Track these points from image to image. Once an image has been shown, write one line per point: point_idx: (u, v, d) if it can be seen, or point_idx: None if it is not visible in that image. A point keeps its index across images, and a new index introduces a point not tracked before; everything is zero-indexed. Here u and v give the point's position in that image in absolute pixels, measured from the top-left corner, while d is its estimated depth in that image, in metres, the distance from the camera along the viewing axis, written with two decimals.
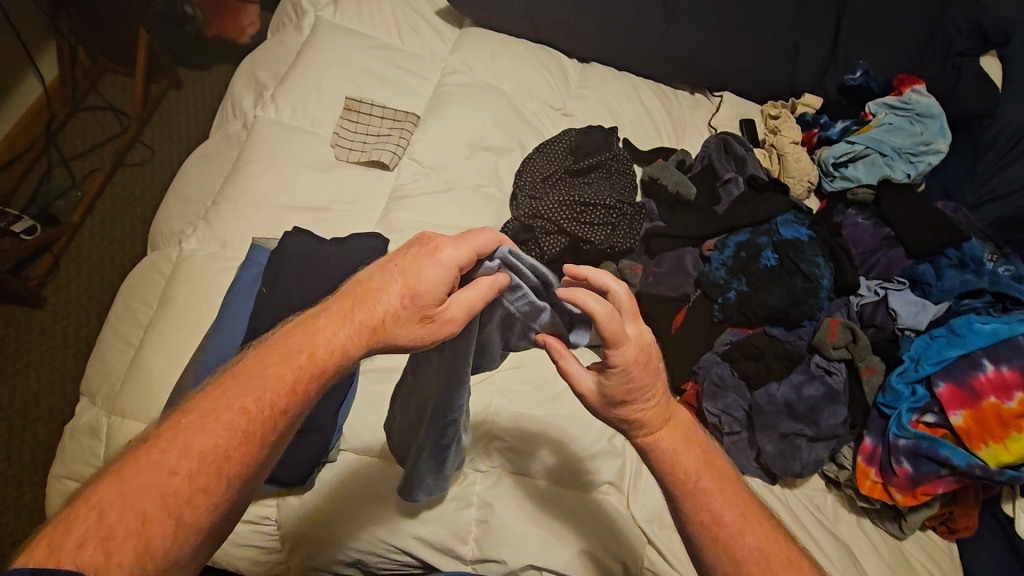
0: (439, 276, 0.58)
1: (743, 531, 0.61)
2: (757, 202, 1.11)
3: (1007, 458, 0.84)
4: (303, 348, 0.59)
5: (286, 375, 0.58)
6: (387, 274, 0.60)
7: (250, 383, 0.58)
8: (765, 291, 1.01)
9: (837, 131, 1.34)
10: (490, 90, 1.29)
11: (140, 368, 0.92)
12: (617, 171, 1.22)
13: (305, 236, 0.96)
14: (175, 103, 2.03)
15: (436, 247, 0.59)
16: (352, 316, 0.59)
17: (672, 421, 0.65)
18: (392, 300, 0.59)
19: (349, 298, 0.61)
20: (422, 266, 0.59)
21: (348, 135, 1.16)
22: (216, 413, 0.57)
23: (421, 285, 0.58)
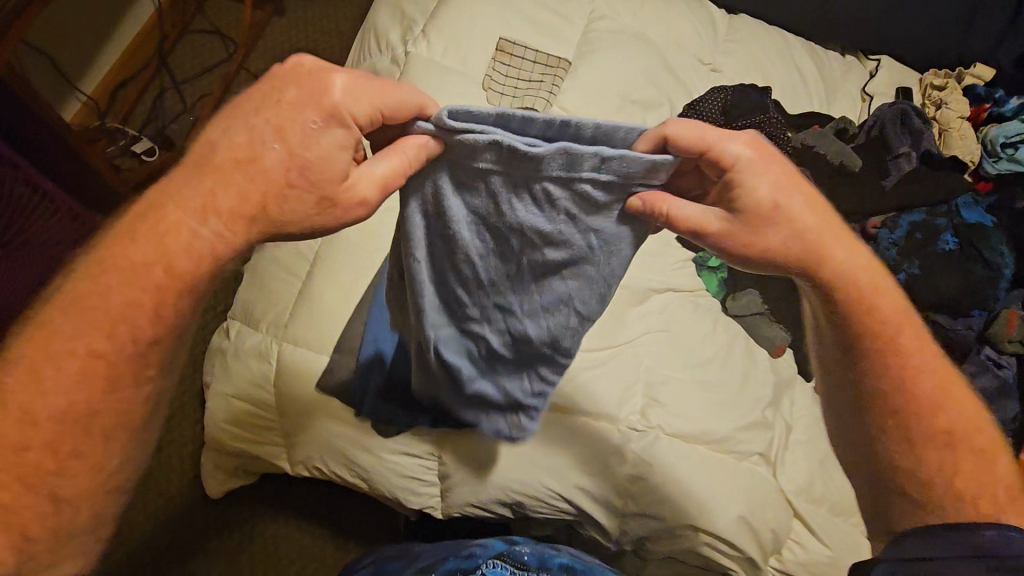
0: (307, 127, 0.52)
1: (938, 411, 0.61)
2: (931, 181, 1.05)
3: None
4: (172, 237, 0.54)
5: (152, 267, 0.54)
6: (242, 130, 0.54)
7: (77, 314, 0.53)
8: (938, 276, 0.97)
9: (1012, 107, 1.23)
10: (640, 40, 1.22)
11: (310, 298, 0.95)
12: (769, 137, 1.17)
13: None
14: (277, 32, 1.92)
15: (278, 93, 0.53)
16: (212, 202, 0.53)
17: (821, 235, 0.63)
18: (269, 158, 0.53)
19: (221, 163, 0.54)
20: (291, 117, 0.53)
21: (500, 78, 1.12)
22: (60, 344, 0.53)
23: (295, 139, 0.53)
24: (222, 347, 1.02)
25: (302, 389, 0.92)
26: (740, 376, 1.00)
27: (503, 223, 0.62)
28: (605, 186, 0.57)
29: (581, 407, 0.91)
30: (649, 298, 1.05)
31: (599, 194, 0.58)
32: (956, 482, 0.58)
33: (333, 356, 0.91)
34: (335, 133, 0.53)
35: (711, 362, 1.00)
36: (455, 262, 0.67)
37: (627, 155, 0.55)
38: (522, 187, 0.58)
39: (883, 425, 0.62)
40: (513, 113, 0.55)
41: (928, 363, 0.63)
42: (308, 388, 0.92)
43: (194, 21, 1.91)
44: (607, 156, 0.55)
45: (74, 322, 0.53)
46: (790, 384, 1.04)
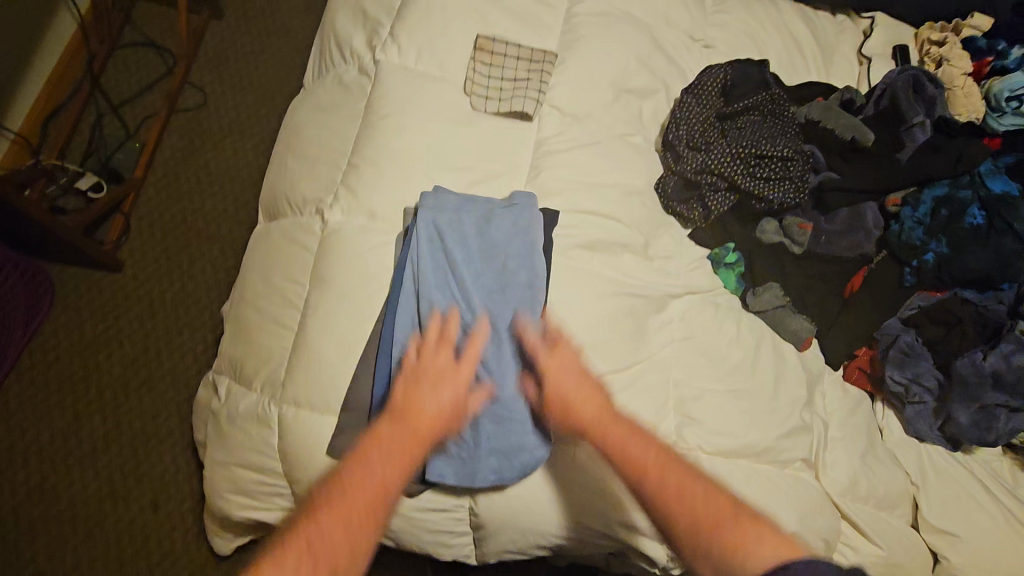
0: (457, 375, 0.70)
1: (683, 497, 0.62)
2: (950, 149, 0.99)
3: None
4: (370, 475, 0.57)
5: (369, 507, 0.55)
6: (427, 397, 0.67)
7: (362, 475, 0.57)
8: (969, 253, 0.93)
9: (1014, 59, 1.17)
10: (627, 22, 1.13)
11: (304, 354, 0.84)
12: (775, 113, 1.09)
13: (455, 196, 0.88)
14: (220, 37, 1.74)
15: (447, 376, 0.70)
16: (419, 434, 0.63)
17: (559, 354, 0.76)
18: (431, 408, 0.66)
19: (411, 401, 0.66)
20: (459, 382, 0.70)
21: (483, 80, 1.02)
22: (363, 490, 0.56)
23: (453, 387, 0.69)
24: (215, 412, 0.93)
25: (307, 458, 0.82)
26: (772, 379, 0.94)
27: (446, 243, 0.84)
28: (504, 206, 0.88)
29: None
30: (668, 303, 0.97)
31: (508, 217, 0.86)
32: (706, 535, 0.60)
33: (339, 416, 0.81)
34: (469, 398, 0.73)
35: (741, 367, 0.94)
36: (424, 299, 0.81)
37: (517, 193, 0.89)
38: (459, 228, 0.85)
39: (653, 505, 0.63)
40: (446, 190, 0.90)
41: (638, 438, 0.67)
42: (315, 454, 0.82)
43: (124, 34, 1.71)
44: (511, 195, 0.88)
45: (374, 465, 0.58)
46: (822, 377, 0.99)
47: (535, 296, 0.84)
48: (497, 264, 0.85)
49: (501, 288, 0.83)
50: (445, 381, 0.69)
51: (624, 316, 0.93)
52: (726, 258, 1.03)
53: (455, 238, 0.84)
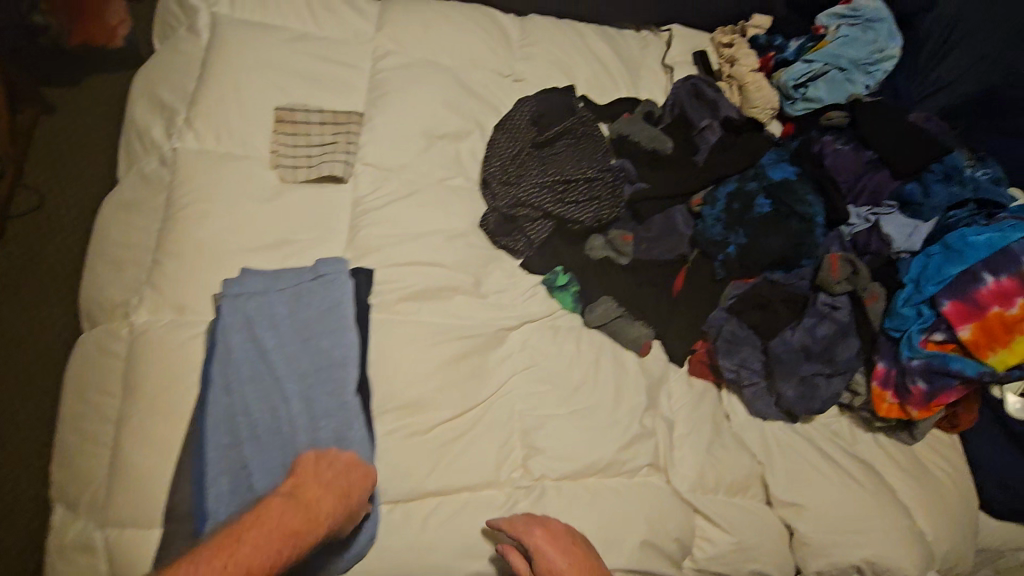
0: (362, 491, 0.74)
1: None
2: (736, 147, 1.07)
3: (1014, 361, 0.85)
4: (238, 555, 0.60)
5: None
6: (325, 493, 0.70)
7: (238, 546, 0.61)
8: (764, 240, 0.98)
9: (792, 51, 1.28)
10: (432, 70, 1.16)
11: (120, 469, 0.80)
12: (583, 137, 1.15)
13: (259, 274, 0.88)
14: (54, 132, 1.66)
15: (360, 478, 0.74)
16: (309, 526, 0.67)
17: (549, 529, 0.79)
18: (326, 508, 0.69)
19: (308, 489, 0.70)
20: (354, 491, 0.73)
21: (288, 151, 1.02)
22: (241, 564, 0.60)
23: (351, 493, 0.72)
24: None
25: None
26: (613, 391, 0.98)
27: (252, 325, 0.84)
28: (310, 278, 0.87)
29: (459, 481, 0.86)
30: (506, 337, 1.00)
31: (316, 288, 0.86)
32: None
33: (163, 527, 0.77)
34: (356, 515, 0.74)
35: (582, 387, 0.98)
36: (232, 389, 0.81)
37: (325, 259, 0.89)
38: (266, 309, 0.85)
39: None
40: (251, 271, 0.89)
41: None
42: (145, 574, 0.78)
43: None
44: (318, 264, 0.89)
45: (257, 551, 0.62)
46: (664, 378, 1.04)
47: (349, 365, 0.83)
48: (309, 339, 0.84)
49: (315, 365, 0.82)
50: (352, 470, 0.74)
51: (458, 361, 0.94)
52: (558, 280, 1.06)
53: (264, 322, 0.84)
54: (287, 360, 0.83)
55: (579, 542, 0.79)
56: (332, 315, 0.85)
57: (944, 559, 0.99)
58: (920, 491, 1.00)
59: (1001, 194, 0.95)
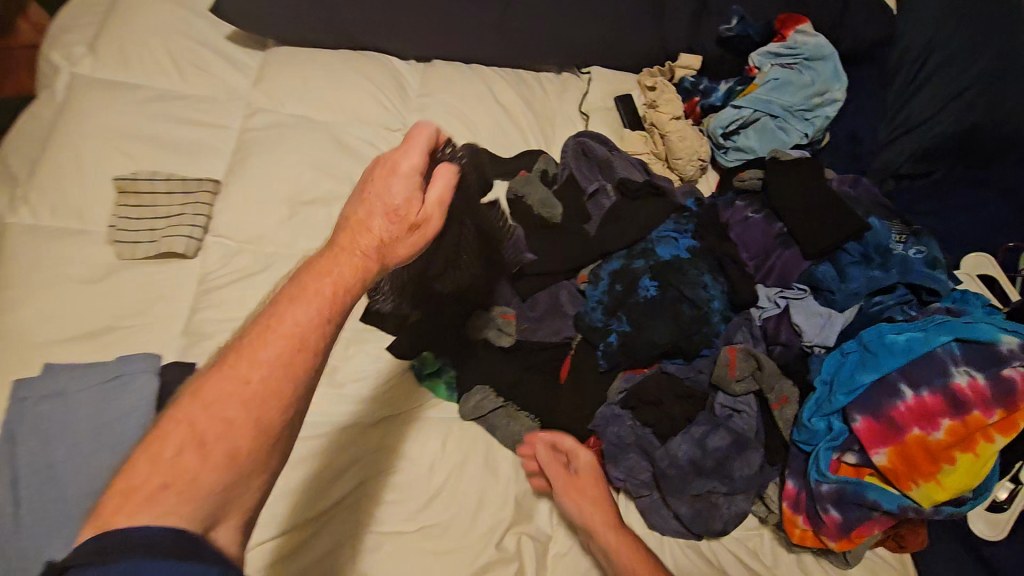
0: (408, 189, 0.60)
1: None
2: (630, 214, 0.93)
3: (943, 497, 0.68)
4: (293, 318, 0.52)
5: (293, 335, 0.51)
6: (368, 205, 0.59)
7: (283, 316, 0.52)
8: (649, 328, 0.83)
9: (721, 95, 1.15)
10: (305, 129, 1.06)
11: None
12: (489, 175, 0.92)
13: (63, 369, 0.80)
14: None
15: (394, 165, 0.60)
16: (358, 248, 0.58)
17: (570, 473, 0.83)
18: (378, 227, 0.58)
19: (365, 223, 0.59)
20: (395, 194, 0.59)
21: (128, 225, 0.93)
22: (287, 326, 0.51)
23: (397, 202, 0.59)
24: None
25: None
26: (473, 500, 0.84)
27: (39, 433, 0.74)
28: (115, 376, 0.78)
29: None
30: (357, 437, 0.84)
31: (120, 387, 0.77)
32: None
33: None
34: (414, 235, 0.61)
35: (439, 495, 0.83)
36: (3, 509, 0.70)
37: (135, 355, 0.81)
38: (60, 412, 0.76)
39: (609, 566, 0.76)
40: (54, 365, 0.80)
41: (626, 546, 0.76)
42: None
43: None
44: (126, 360, 0.80)
45: (301, 309, 0.53)
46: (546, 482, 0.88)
47: None
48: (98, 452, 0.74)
49: (97, 484, 0.72)
50: (376, 183, 0.60)
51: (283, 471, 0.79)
52: (427, 368, 0.90)
53: (51, 431, 0.74)
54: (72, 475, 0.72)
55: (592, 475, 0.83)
56: (130, 421, 0.75)
57: None
58: None
59: (939, 278, 0.78)
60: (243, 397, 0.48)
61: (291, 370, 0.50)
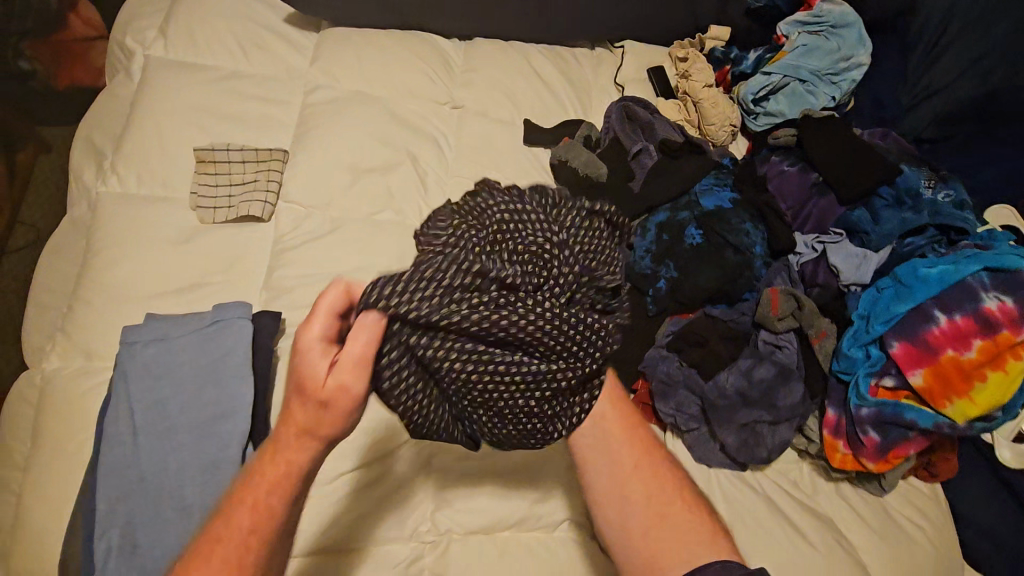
0: (318, 367, 0.58)
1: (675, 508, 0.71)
2: (673, 171, 1.00)
3: (975, 412, 0.75)
4: (239, 519, 0.60)
5: (250, 537, 0.59)
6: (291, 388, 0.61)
7: (238, 510, 0.60)
8: (695, 273, 0.90)
9: (750, 63, 1.22)
10: (362, 103, 1.14)
11: (22, 523, 0.82)
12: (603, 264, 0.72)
13: (162, 319, 0.88)
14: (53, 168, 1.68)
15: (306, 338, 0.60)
16: (294, 436, 0.61)
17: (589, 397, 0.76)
18: (299, 416, 0.60)
19: (293, 404, 0.60)
20: (308, 371, 0.58)
21: (208, 192, 1.01)
22: (240, 528, 0.59)
23: (303, 379, 0.59)
24: None
25: None
26: None
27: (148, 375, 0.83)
28: (210, 323, 0.86)
29: (359, 540, 0.81)
30: None
31: (217, 333, 0.86)
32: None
33: None
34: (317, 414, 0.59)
35: None
36: (126, 440, 0.80)
37: (225, 304, 0.88)
38: (165, 356, 0.84)
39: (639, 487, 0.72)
40: (153, 315, 0.89)
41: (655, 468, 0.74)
42: None
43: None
44: (218, 310, 0.88)
45: (253, 501, 0.60)
46: None
47: (240, 417, 0.81)
48: (203, 391, 0.82)
49: (206, 417, 0.81)
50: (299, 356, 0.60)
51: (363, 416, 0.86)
52: None
53: (158, 372, 0.83)
54: (183, 411, 0.81)
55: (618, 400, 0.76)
56: (228, 364, 0.83)
57: None
58: (892, 554, 0.88)
59: (966, 218, 0.85)
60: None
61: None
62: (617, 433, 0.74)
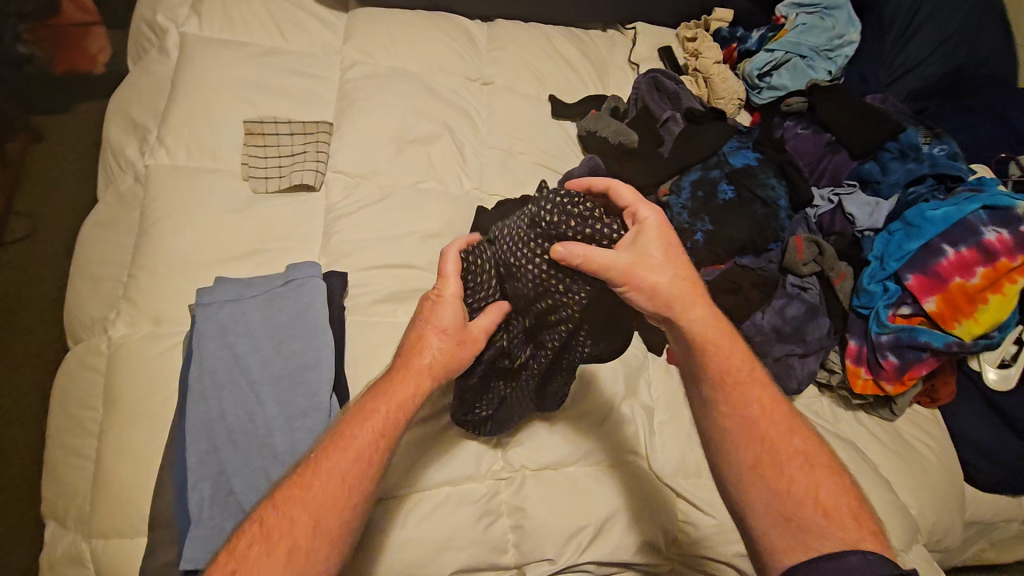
0: (455, 313, 0.78)
1: (815, 481, 0.66)
2: (699, 136, 1.09)
3: (979, 330, 0.87)
4: (361, 434, 0.69)
5: (359, 457, 0.68)
6: (420, 334, 0.77)
7: (352, 442, 0.68)
8: (729, 224, 0.99)
9: (754, 42, 1.33)
10: (399, 78, 1.18)
11: (104, 484, 0.83)
12: (655, 280, 0.72)
13: (232, 282, 0.91)
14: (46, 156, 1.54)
15: (440, 293, 0.79)
16: (414, 372, 0.74)
17: (717, 355, 0.72)
18: (433, 345, 0.76)
19: (426, 335, 0.77)
20: (443, 319, 0.77)
21: (260, 163, 1.04)
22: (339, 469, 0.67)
23: (445, 324, 0.77)
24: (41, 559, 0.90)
25: None
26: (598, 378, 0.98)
27: (228, 333, 0.86)
28: (285, 283, 0.91)
29: (435, 479, 0.86)
30: None
31: (294, 290, 0.90)
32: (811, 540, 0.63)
33: (150, 535, 0.79)
34: (444, 341, 0.77)
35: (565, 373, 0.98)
36: (213, 394, 0.82)
37: (298, 266, 0.93)
38: (244, 314, 0.88)
39: (774, 451, 0.68)
40: (223, 279, 0.91)
41: (796, 431, 0.70)
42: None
43: None
44: (291, 272, 0.92)
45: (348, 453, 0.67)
46: (644, 366, 1.02)
47: (324, 366, 0.85)
48: (285, 344, 0.86)
49: (291, 368, 0.84)
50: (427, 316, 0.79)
51: None
52: None
53: (238, 329, 0.86)
54: (268, 364, 0.85)
55: (754, 367, 0.74)
56: (307, 318, 0.88)
57: (928, 532, 0.99)
58: (905, 469, 1.00)
59: (962, 168, 0.98)
60: (304, 525, 0.63)
61: (342, 498, 0.66)
62: (760, 417, 0.70)
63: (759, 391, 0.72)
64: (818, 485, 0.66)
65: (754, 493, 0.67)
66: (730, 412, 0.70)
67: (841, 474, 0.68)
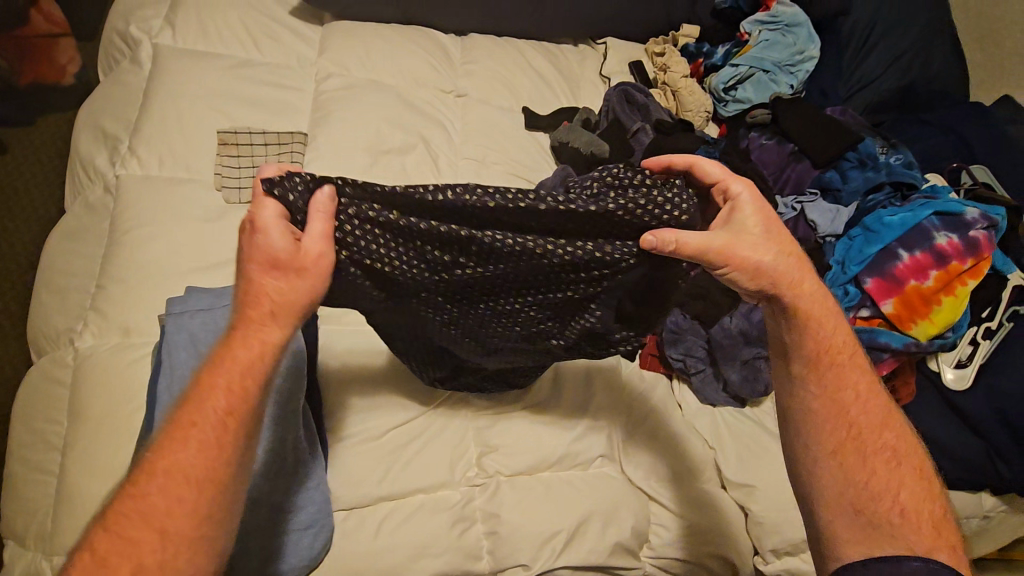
0: (277, 236, 0.60)
1: (896, 481, 0.64)
2: (667, 146, 1.12)
3: (935, 330, 0.90)
4: (201, 417, 0.55)
5: (210, 434, 0.55)
6: (247, 275, 0.61)
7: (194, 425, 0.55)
8: None
9: (720, 56, 1.38)
10: (374, 89, 1.19)
11: (68, 499, 0.81)
12: (759, 256, 0.67)
13: (203, 292, 0.90)
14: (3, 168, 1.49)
15: (257, 220, 0.61)
16: (265, 319, 0.60)
17: (820, 336, 0.68)
18: (269, 283, 0.60)
19: (254, 274, 0.61)
20: (270, 245, 0.60)
21: (232, 172, 1.04)
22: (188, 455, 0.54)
23: (274, 252, 0.60)
24: None
25: None
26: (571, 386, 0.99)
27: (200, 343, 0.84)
28: None
29: (409, 487, 0.86)
30: None
31: None
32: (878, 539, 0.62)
33: None
34: (280, 276, 0.61)
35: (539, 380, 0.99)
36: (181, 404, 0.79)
37: None
38: (216, 323, 0.86)
39: (851, 446, 0.65)
40: (192, 289, 0.91)
41: (888, 424, 0.67)
42: None
43: None
44: None
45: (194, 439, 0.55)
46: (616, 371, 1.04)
47: None
48: None
49: None
50: (258, 252, 0.61)
51: (405, 378, 0.94)
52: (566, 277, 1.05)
53: (208, 338, 0.84)
54: None
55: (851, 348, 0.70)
56: None
57: None
58: None
59: (916, 176, 1.03)
60: (151, 532, 0.51)
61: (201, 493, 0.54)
62: (853, 404, 0.67)
63: (856, 378, 0.68)
64: (901, 484, 0.64)
65: (829, 480, 0.65)
66: (821, 394, 0.67)
67: (927, 478, 0.66)
